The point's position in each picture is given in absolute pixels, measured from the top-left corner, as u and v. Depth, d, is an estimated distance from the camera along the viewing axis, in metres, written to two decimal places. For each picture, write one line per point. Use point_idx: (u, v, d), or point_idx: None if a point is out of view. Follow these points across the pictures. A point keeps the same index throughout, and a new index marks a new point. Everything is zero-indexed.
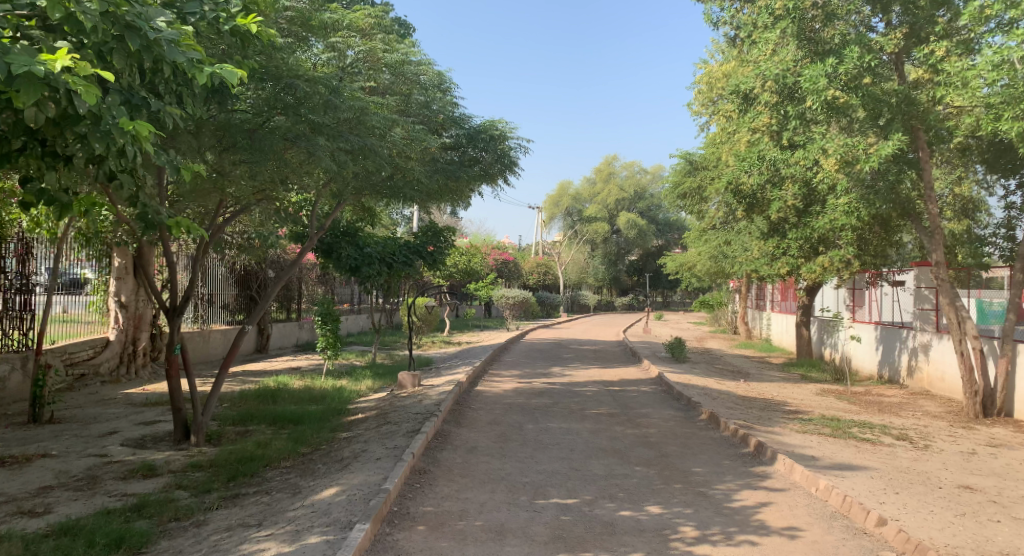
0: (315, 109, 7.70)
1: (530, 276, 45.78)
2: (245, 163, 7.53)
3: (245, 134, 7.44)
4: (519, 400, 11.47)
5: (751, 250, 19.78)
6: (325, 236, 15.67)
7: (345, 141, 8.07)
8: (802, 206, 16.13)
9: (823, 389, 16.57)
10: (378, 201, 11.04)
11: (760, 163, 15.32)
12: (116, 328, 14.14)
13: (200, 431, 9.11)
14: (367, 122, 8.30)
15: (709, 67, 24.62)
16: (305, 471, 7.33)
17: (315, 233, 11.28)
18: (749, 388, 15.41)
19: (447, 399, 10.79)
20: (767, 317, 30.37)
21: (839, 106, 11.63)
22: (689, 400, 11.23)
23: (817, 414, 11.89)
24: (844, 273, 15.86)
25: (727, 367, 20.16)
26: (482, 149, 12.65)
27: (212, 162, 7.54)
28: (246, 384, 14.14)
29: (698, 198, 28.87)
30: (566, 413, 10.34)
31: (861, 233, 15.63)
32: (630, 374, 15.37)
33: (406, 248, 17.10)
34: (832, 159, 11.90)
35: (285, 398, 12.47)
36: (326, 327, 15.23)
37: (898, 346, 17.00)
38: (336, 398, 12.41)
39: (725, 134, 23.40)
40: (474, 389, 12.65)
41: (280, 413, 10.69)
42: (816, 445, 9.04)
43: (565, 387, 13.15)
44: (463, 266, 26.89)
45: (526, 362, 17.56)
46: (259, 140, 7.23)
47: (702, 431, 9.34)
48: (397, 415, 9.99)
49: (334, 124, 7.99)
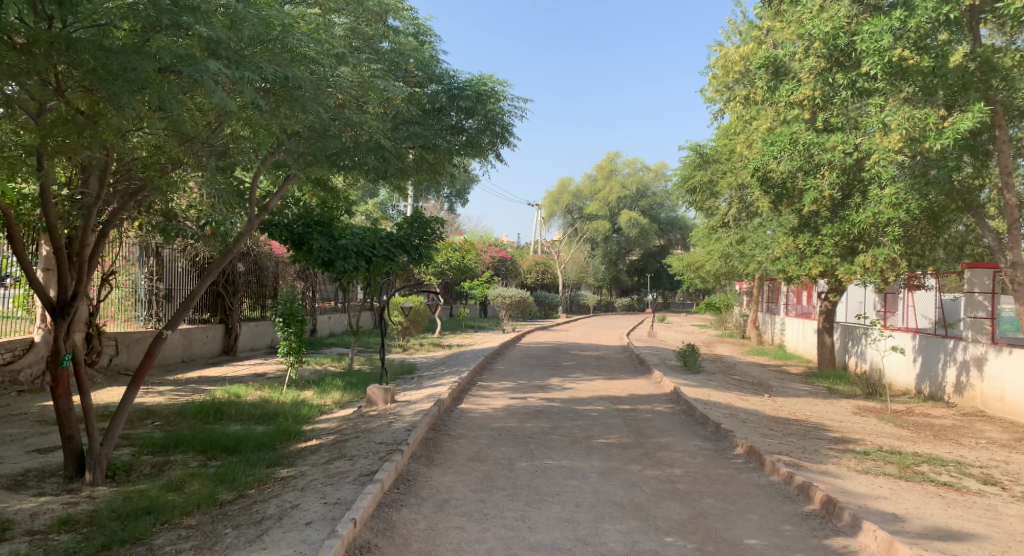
0: (206, 21, 6.21)
1: (528, 274, 43.71)
2: (111, 96, 5.94)
3: (99, 50, 5.82)
4: (510, 424, 9.44)
5: (774, 248, 17.77)
6: (295, 224, 13.74)
7: (252, 68, 6.54)
8: (840, 196, 14.10)
9: (859, 407, 14.53)
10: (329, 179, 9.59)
11: (793, 148, 14.01)
12: (43, 328, 12.10)
13: (97, 467, 7.19)
14: (287, 45, 6.99)
15: (724, 49, 22.76)
16: (205, 540, 5.34)
17: (254, 212, 9.61)
18: (777, 406, 13.39)
19: (421, 424, 8.74)
20: (782, 322, 28.41)
21: (905, 71, 9.55)
22: (718, 428, 9.23)
23: (870, 443, 9.89)
24: (890, 275, 13.60)
25: (745, 377, 18.11)
26: (467, 110, 11.41)
27: (79, 99, 6.19)
28: (192, 396, 12.11)
29: (709, 193, 27.01)
30: (569, 444, 8.33)
31: (908, 229, 13.39)
32: (641, 387, 13.33)
33: (388, 240, 14.92)
34: (892, 135, 9.65)
35: (231, 415, 10.43)
36: (288, 329, 13.10)
37: (943, 358, 14.97)
38: (291, 417, 10.38)
39: (745, 122, 21.47)
40: (456, 407, 10.61)
41: (215, 438, 8.67)
42: (888, 494, 7.03)
43: (565, 404, 11.10)
44: (457, 262, 24.89)
45: (521, 371, 15.52)
46: (125, 59, 5.85)
47: (742, 473, 7.33)
48: (357, 445, 7.97)
49: (237, 44, 6.68)
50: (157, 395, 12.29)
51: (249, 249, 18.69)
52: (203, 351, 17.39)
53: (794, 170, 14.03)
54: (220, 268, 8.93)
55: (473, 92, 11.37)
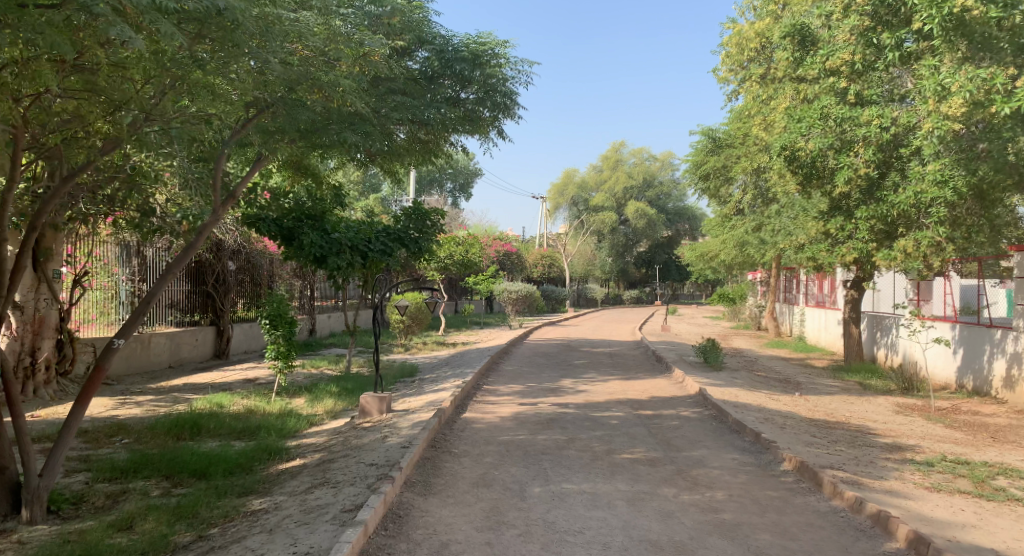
0: None
1: (535, 268, 42.47)
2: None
3: None
4: (522, 437, 8.30)
5: (800, 235, 16.60)
6: (284, 218, 12.71)
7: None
8: (875, 175, 12.95)
9: (900, 405, 13.33)
10: (296, 150, 9.22)
11: (823, 123, 12.92)
12: (8, 336, 11.01)
13: (34, 501, 6.10)
14: None
15: (739, 26, 21.66)
16: None
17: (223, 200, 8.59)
18: (812, 406, 12.20)
19: (419, 442, 7.62)
20: (800, 312, 27.20)
21: (967, 24, 8.54)
22: (760, 440, 8.08)
23: (930, 450, 8.73)
24: (935, 260, 12.46)
25: (769, 373, 16.90)
26: (465, 71, 10.80)
27: None
28: (171, 407, 10.91)
29: (723, 179, 25.76)
30: (591, 463, 7.20)
31: (954, 209, 12.24)
32: (662, 389, 12.16)
33: (385, 233, 13.66)
34: (955, 100, 8.57)
35: (210, 430, 9.26)
36: (276, 333, 11.95)
37: (989, 350, 13.80)
38: (276, 430, 9.25)
39: (763, 102, 20.31)
40: (461, 418, 9.47)
41: (185, 458, 7.55)
42: (975, 521, 5.88)
43: (580, 411, 9.95)
44: (461, 256, 23.72)
45: (530, 372, 14.35)
46: None
47: (796, 496, 6.21)
48: (345, 470, 6.83)
49: None
50: (132, 407, 10.99)
51: (240, 246, 17.57)
52: (193, 354, 16.33)
53: (824, 147, 12.92)
54: (185, 263, 7.79)
55: (469, 55, 10.75)
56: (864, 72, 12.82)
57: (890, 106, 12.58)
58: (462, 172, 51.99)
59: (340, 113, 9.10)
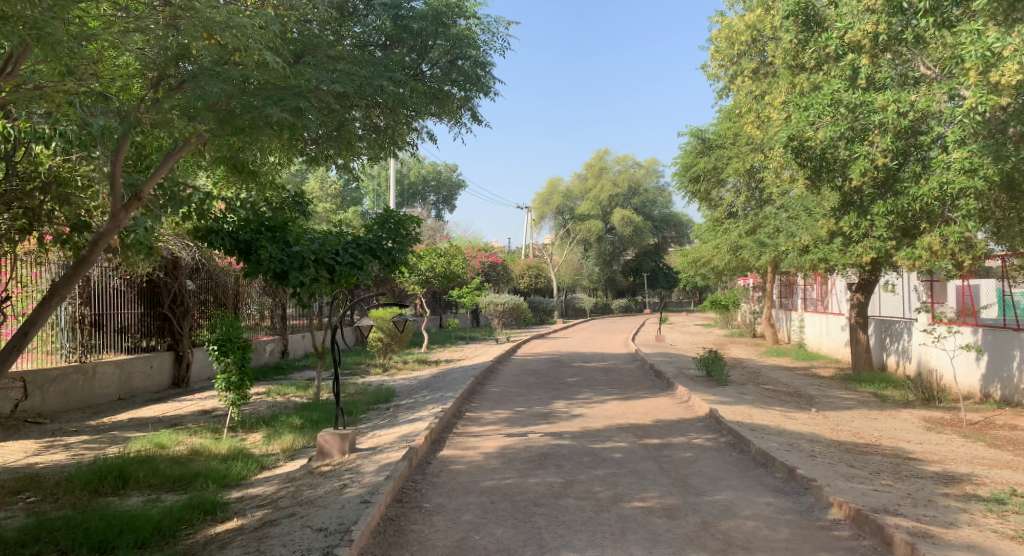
0: None
1: (521, 279, 41.06)
2: None
3: None
4: (509, 483, 6.88)
5: (804, 236, 15.33)
6: (240, 231, 11.25)
7: None
8: (895, 166, 11.69)
9: (928, 419, 12.00)
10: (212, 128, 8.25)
11: (834, 112, 11.65)
12: None
13: None
14: None
15: (728, 20, 20.53)
16: None
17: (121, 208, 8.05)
18: (834, 425, 10.86)
19: (381, 497, 6.18)
20: (799, 318, 25.95)
21: None
22: (798, 478, 6.74)
23: (990, 480, 7.43)
24: (963, 258, 11.24)
25: (777, 386, 15.55)
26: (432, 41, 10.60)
27: None
28: (102, 450, 9.37)
29: (713, 181, 24.43)
30: (596, 518, 5.84)
31: (983, 201, 11.03)
32: (667, 411, 10.78)
33: (355, 244, 12.06)
34: None
35: (139, 479, 7.72)
36: (226, 359, 10.49)
37: (1019, 356, 12.57)
38: (218, 480, 7.74)
39: (756, 98, 19.14)
40: (439, 457, 8.02)
41: (92, 525, 6.08)
42: None
43: (578, 443, 8.55)
44: (443, 268, 22.19)
45: (518, 394, 12.91)
46: None
47: None
48: (287, 540, 5.42)
49: None
50: (58, 451, 9.44)
51: (200, 263, 16.04)
52: (150, 384, 14.81)
53: (836, 138, 11.69)
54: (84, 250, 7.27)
55: (429, 13, 10.41)
56: (886, 47, 11.53)
57: (905, 90, 11.44)
58: (444, 184, 50.76)
59: (262, 85, 8.61)
